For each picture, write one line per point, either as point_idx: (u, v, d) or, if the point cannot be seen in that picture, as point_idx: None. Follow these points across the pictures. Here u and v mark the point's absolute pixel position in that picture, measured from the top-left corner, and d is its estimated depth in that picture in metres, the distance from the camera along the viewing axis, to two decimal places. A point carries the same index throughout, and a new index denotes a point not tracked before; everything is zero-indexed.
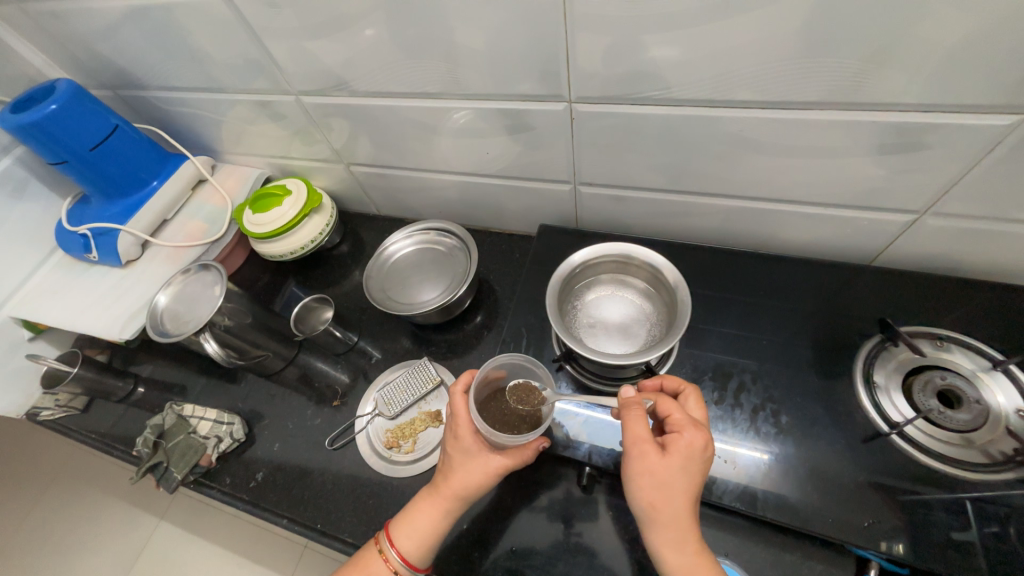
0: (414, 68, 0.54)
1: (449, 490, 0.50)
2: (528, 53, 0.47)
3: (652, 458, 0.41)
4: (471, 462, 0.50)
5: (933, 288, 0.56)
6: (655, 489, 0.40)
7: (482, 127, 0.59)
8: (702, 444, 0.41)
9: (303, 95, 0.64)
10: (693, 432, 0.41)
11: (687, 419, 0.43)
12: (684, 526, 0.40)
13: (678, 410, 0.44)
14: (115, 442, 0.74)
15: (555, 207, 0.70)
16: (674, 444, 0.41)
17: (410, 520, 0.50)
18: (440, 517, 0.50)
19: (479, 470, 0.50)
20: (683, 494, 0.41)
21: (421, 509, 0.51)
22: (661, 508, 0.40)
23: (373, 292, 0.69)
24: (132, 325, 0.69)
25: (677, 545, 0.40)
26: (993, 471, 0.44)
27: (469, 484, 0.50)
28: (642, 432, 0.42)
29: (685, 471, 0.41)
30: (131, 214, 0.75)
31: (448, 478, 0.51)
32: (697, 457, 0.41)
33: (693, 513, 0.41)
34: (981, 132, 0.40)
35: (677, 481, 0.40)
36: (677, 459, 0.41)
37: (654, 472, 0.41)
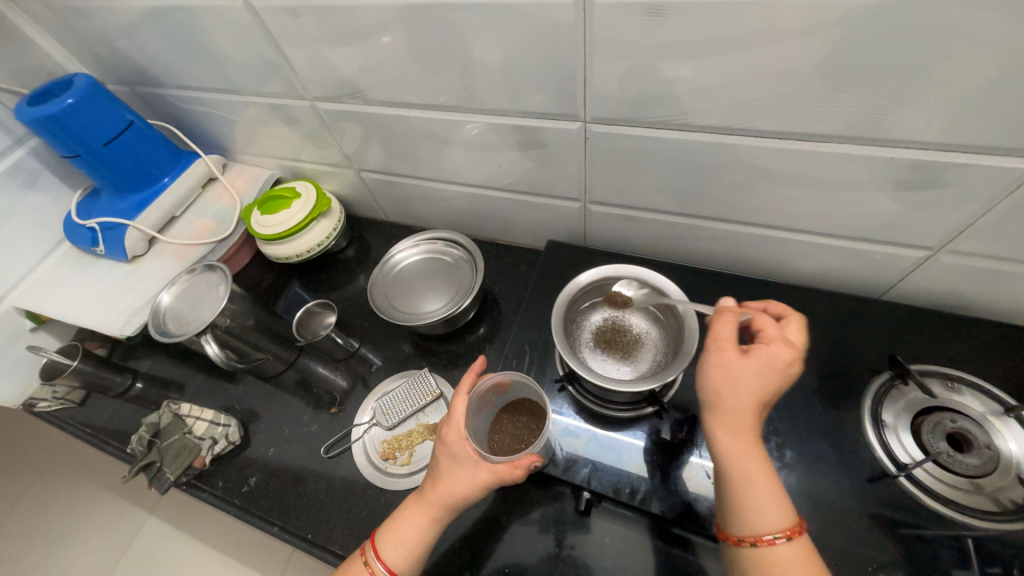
0: (429, 80, 0.54)
1: (436, 499, 0.48)
2: (543, 72, 0.47)
3: (730, 354, 0.39)
4: (458, 470, 0.48)
5: (944, 325, 0.55)
6: (726, 382, 0.39)
7: (494, 141, 0.59)
8: (787, 358, 0.39)
9: (318, 101, 0.65)
10: (781, 347, 0.39)
11: (779, 335, 0.41)
12: (745, 420, 0.39)
13: (772, 326, 0.42)
14: (110, 438, 0.74)
15: (563, 223, 0.70)
16: (758, 349, 0.39)
17: (396, 530, 0.48)
18: (426, 526, 0.48)
19: (467, 480, 0.47)
20: (753, 394, 0.38)
21: (409, 516, 0.48)
22: (727, 399, 0.39)
23: (376, 300, 0.69)
24: (134, 322, 0.69)
25: (734, 433, 0.39)
26: (1004, 520, 0.43)
27: (454, 494, 0.47)
28: (728, 334, 0.41)
29: (761, 377, 0.39)
30: (140, 210, 0.75)
31: (435, 485, 0.48)
32: (778, 369, 0.39)
33: (758, 415, 0.39)
34: (1000, 174, 0.40)
35: (751, 385, 0.38)
36: (756, 363, 0.39)
37: (727, 367, 0.39)
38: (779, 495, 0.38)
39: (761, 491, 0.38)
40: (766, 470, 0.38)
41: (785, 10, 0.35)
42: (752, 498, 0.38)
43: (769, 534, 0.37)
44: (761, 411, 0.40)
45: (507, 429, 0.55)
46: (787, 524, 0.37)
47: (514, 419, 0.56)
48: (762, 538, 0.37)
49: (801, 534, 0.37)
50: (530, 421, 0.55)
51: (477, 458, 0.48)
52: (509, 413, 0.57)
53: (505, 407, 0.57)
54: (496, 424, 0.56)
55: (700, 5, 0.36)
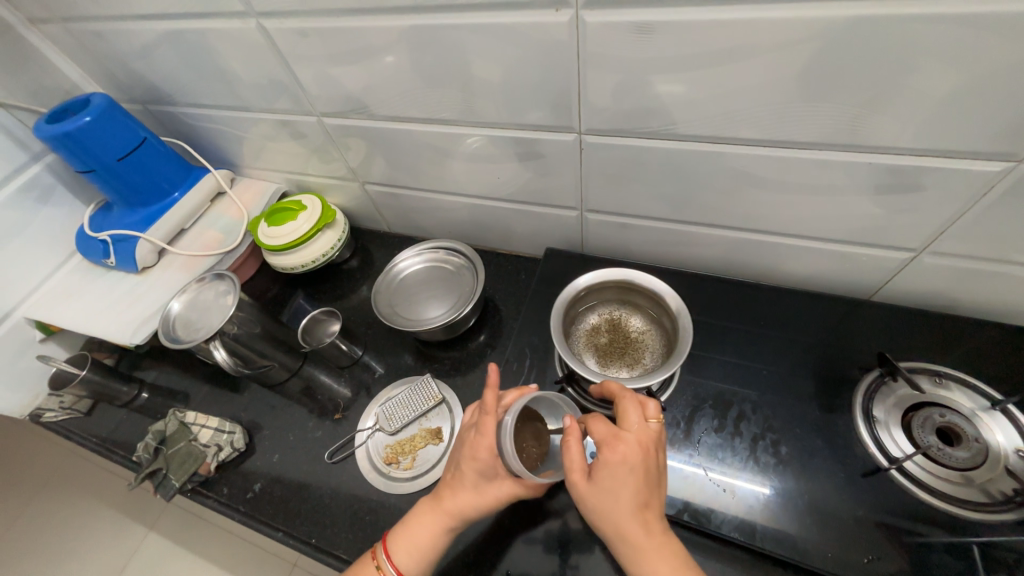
0: (431, 95, 0.57)
1: (455, 508, 0.49)
2: (540, 86, 0.50)
3: (580, 484, 0.42)
4: (483, 485, 0.49)
5: (932, 325, 0.57)
6: (598, 512, 0.42)
7: (494, 153, 0.62)
8: (610, 460, 0.42)
9: (324, 117, 0.67)
10: (609, 452, 0.42)
11: (607, 436, 0.43)
12: (639, 542, 0.41)
13: (601, 428, 0.44)
14: (116, 447, 0.75)
15: (561, 232, 0.72)
16: (599, 466, 0.42)
17: (410, 533, 0.49)
18: (440, 533, 0.49)
19: (491, 495, 0.48)
20: (626, 512, 0.41)
21: (422, 522, 0.50)
22: (610, 528, 0.42)
23: (380, 306, 0.71)
24: (143, 331, 0.70)
25: (635, 561, 0.41)
26: (994, 511, 0.44)
27: (473, 506, 0.48)
28: (574, 461, 0.44)
29: (616, 490, 0.41)
30: (151, 222, 0.77)
31: (455, 496, 0.49)
32: (624, 470, 0.41)
33: (643, 521, 0.41)
34: (974, 176, 0.42)
35: (622, 506, 0.41)
36: (600, 482, 0.42)
37: (588, 498, 0.42)
38: None
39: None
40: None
41: (764, 28, 0.37)
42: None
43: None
44: (647, 510, 0.42)
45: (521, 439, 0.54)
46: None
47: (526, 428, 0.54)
48: None
49: None
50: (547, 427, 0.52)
51: (503, 475, 0.49)
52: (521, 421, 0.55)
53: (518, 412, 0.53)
54: None
55: (685, 24, 0.39)
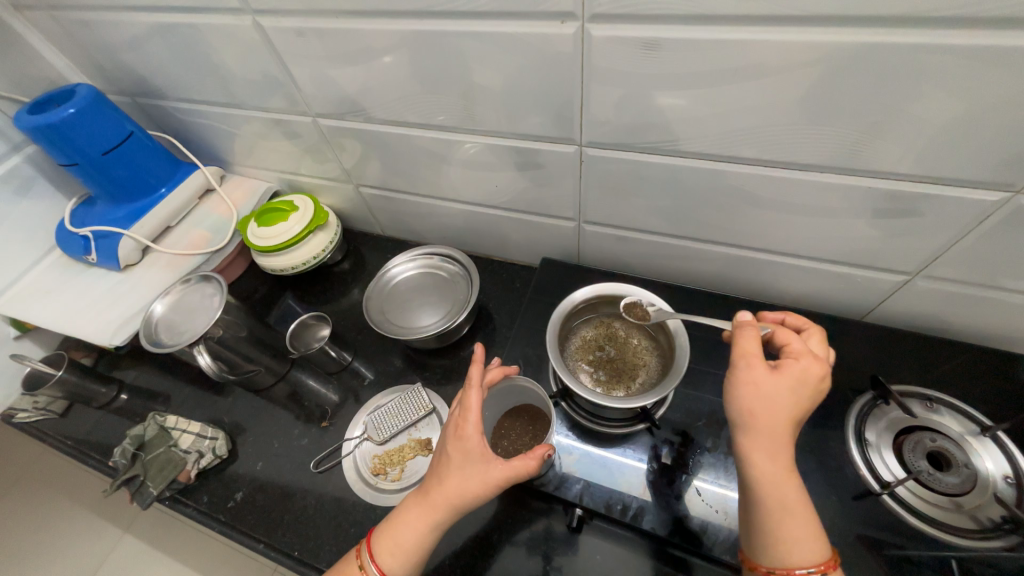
0: (430, 100, 0.56)
1: (442, 499, 0.45)
2: (541, 98, 0.49)
3: (761, 371, 0.39)
4: (469, 470, 0.45)
5: (923, 347, 0.57)
6: (761, 402, 0.38)
7: (492, 161, 0.61)
8: (818, 373, 0.39)
9: (320, 118, 0.66)
10: (810, 362, 0.40)
11: (807, 351, 0.41)
12: (781, 441, 0.38)
13: (797, 341, 0.42)
14: (91, 450, 0.72)
15: (558, 242, 0.71)
16: (788, 365, 0.39)
17: (395, 533, 0.46)
18: (428, 531, 0.45)
19: (479, 479, 0.44)
20: (788, 414, 0.38)
21: (408, 520, 0.46)
22: (763, 418, 0.38)
23: (372, 314, 0.69)
24: (124, 332, 0.68)
25: (770, 455, 0.38)
26: (984, 539, 0.44)
27: (463, 493, 0.44)
28: (755, 349, 0.41)
29: (793, 394, 0.39)
30: (136, 219, 0.74)
31: (441, 485, 0.46)
32: (809, 385, 0.39)
33: (791, 433, 0.39)
34: (971, 204, 0.42)
35: (785, 404, 0.38)
36: (787, 379, 0.39)
37: (758, 385, 0.39)
38: (812, 527, 0.37)
39: (793, 514, 0.37)
40: (799, 496, 0.38)
41: (770, 50, 0.37)
42: (785, 524, 0.37)
43: (799, 563, 0.36)
44: (794, 429, 0.39)
45: (516, 439, 0.55)
46: (819, 556, 0.36)
47: (523, 428, 0.56)
48: (790, 567, 0.36)
49: (832, 568, 0.36)
50: (533, 423, 0.56)
51: (489, 457, 0.45)
52: (518, 420, 0.57)
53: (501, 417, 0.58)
54: (501, 427, 0.57)
55: (692, 42, 0.39)
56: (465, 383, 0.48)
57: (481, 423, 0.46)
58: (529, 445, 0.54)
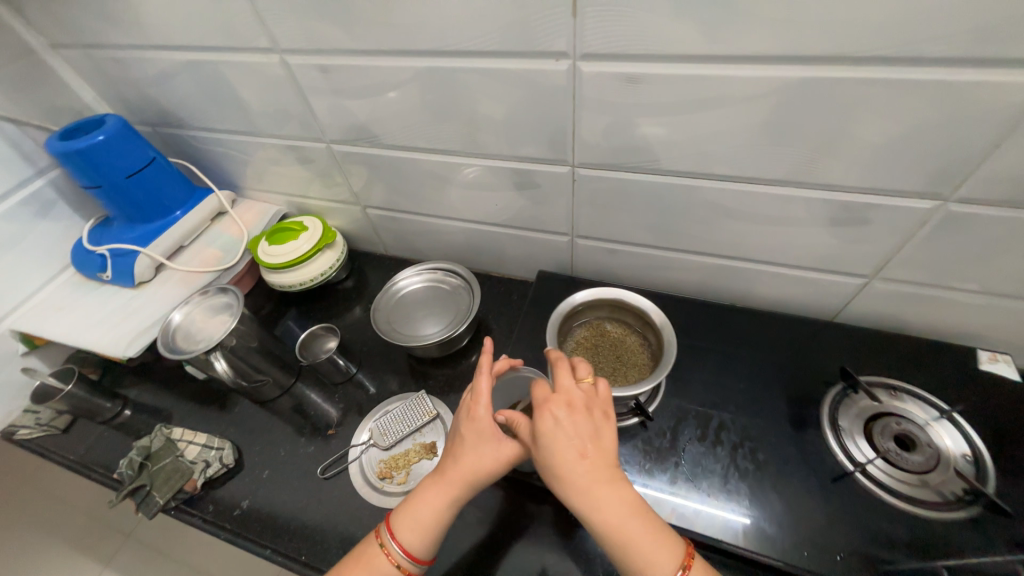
0: (437, 128, 0.62)
1: (458, 477, 0.48)
2: (537, 124, 0.56)
3: (529, 450, 0.47)
4: (483, 446, 0.48)
5: (887, 344, 0.63)
6: (551, 470, 0.44)
7: (493, 182, 0.67)
8: (544, 418, 0.46)
9: (333, 144, 0.72)
10: (540, 411, 0.46)
11: (540, 398, 0.48)
12: (581, 490, 0.43)
13: (537, 391, 0.49)
14: (93, 465, 0.72)
15: (552, 256, 0.77)
16: (534, 428, 0.46)
17: (413, 513, 0.48)
18: (446, 508, 0.48)
19: (493, 455, 0.48)
20: (568, 465, 0.43)
21: (426, 500, 0.48)
22: (558, 483, 0.44)
23: (378, 323, 0.73)
24: (137, 344, 0.70)
25: (582, 509, 0.43)
26: (948, 509, 0.48)
27: (479, 469, 0.48)
28: (523, 429, 0.48)
29: (544, 450, 0.45)
30: (151, 238, 0.78)
31: (457, 464, 0.48)
32: (547, 430, 0.45)
33: (592, 478, 0.43)
34: (909, 211, 0.49)
35: (557, 460, 0.44)
36: (540, 440, 0.45)
37: (536, 459, 0.46)
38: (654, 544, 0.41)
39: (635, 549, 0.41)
40: (630, 524, 0.42)
41: (730, 83, 0.44)
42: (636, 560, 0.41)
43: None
44: (595, 468, 0.43)
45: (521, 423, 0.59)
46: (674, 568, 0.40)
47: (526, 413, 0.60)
48: None
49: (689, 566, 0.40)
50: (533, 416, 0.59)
51: (499, 434, 0.49)
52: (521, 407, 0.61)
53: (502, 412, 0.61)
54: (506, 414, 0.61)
55: (665, 76, 0.46)
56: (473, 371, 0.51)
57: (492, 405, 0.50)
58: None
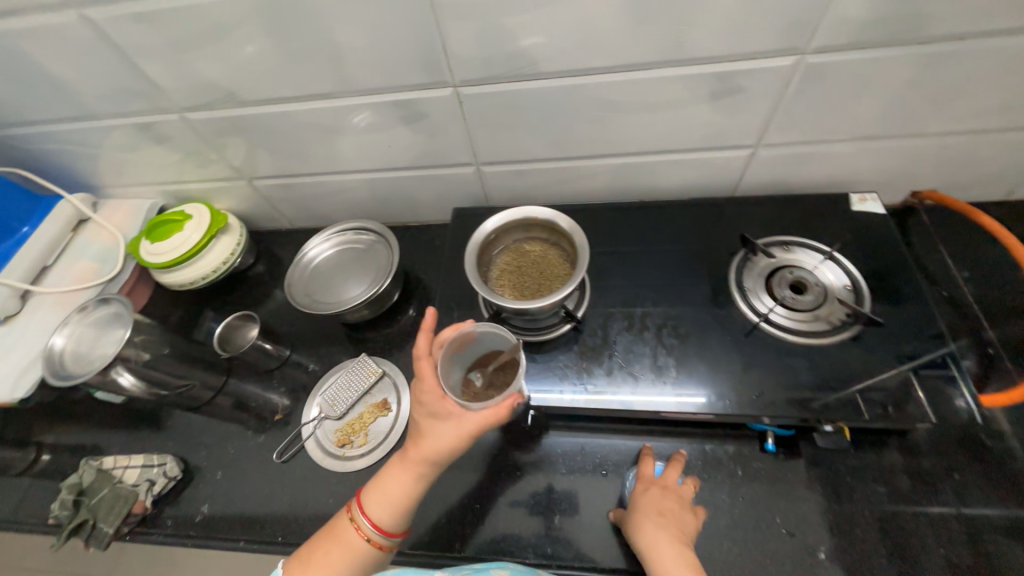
0: (298, 70, 0.56)
1: (419, 456, 0.49)
2: (405, 45, 0.51)
3: (638, 482, 0.53)
4: (440, 425, 0.49)
5: (779, 206, 0.68)
6: (639, 497, 0.51)
7: (378, 122, 0.62)
8: (650, 481, 0.52)
9: (188, 113, 0.63)
10: (649, 481, 0.52)
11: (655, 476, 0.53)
12: (648, 517, 0.48)
13: (674, 471, 0.53)
14: (23, 519, 0.66)
15: (464, 190, 0.74)
16: (645, 475, 0.53)
17: (381, 491, 0.49)
18: (413, 483, 0.49)
19: (452, 434, 0.48)
20: (650, 503, 0.49)
21: (394, 476, 0.50)
22: (637, 504, 0.50)
23: (297, 299, 0.69)
24: (26, 383, 0.62)
25: (642, 533, 0.47)
26: (837, 334, 0.56)
27: (438, 448, 0.48)
28: (648, 469, 0.54)
29: (645, 489, 0.51)
30: (2, 264, 0.68)
31: (417, 445, 0.49)
32: (652, 487, 0.51)
33: (664, 515, 0.48)
34: (775, 71, 0.51)
35: (648, 497, 0.50)
36: (643, 484, 0.52)
37: (635, 487, 0.52)
38: None
39: None
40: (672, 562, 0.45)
41: None
42: None
43: None
44: (673, 518, 0.49)
45: (489, 377, 0.55)
46: None
47: (495, 366, 0.56)
48: None
49: None
50: (502, 371, 0.55)
51: (460, 412, 0.49)
52: (491, 361, 0.57)
53: (471, 365, 0.57)
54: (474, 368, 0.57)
55: None
56: (414, 357, 0.51)
57: (440, 385, 0.50)
58: (499, 392, 0.53)
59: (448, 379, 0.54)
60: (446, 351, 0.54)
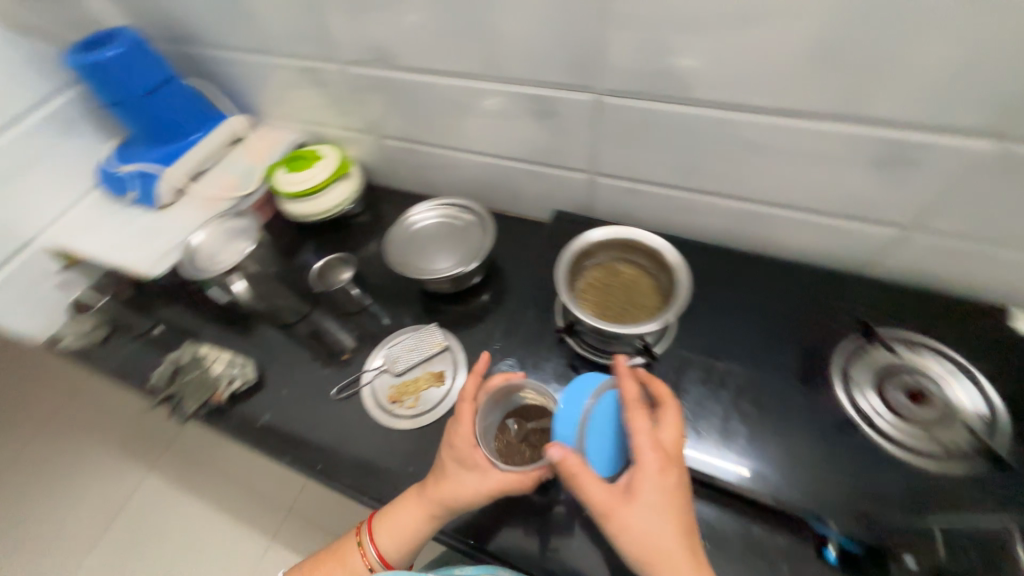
0: (456, 47, 0.58)
1: (437, 497, 0.51)
2: (563, 43, 0.52)
3: (654, 456, 0.43)
4: (463, 474, 0.50)
5: (915, 301, 0.60)
6: (645, 482, 0.42)
7: (511, 111, 0.63)
8: (667, 459, 0.43)
9: (349, 65, 0.69)
10: (666, 450, 0.44)
11: (674, 445, 0.45)
12: (661, 508, 0.41)
13: (671, 433, 0.46)
14: (128, 375, 0.77)
15: (570, 195, 0.74)
16: (669, 443, 0.44)
17: (392, 521, 0.53)
18: (422, 522, 0.51)
19: (472, 487, 0.50)
20: (662, 492, 0.42)
21: (407, 510, 0.52)
22: (643, 485, 0.42)
23: (391, 256, 0.73)
24: (163, 263, 0.73)
25: (658, 522, 0.41)
26: (951, 463, 0.49)
27: (456, 497, 0.50)
28: (667, 440, 0.45)
29: (660, 472, 0.42)
30: (172, 160, 0.79)
31: (436, 485, 0.51)
32: (670, 470, 0.43)
33: (678, 504, 0.42)
34: (963, 152, 0.45)
35: (656, 485, 0.42)
36: (655, 460, 0.43)
37: (656, 460, 0.42)
38: None
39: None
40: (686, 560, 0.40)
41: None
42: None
43: None
44: (680, 505, 0.42)
45: (522, 435, 0.56)
46: None
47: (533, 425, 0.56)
48: None
49: None
50: (539, 432, 0.56)
51: (486, 466, 0.50)
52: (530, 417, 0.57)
53: (510, 413, 0.58)
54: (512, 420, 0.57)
55: None
56: (458, 399, 0.54)
57: (473, 433, 0.52)
58: (533, 451, 0.54)
59: (483, 429, 0.55)
60: (489, 398, 0.56)
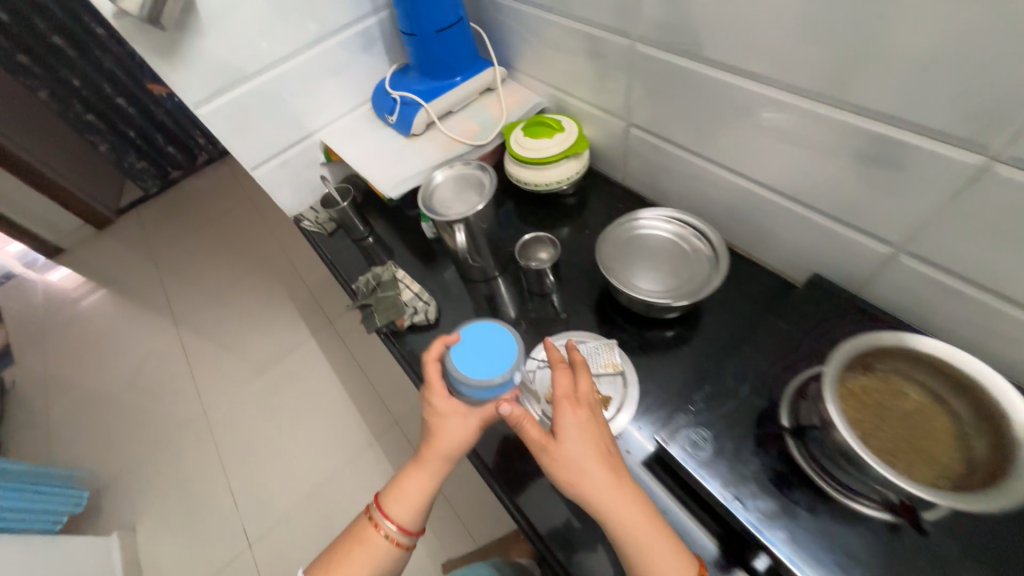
0: (799, 51, 0.47)
1: (437, 456, 0.53)
2: (984, 77, 0.37)
3: (572, 408, 0.49)
4: (450, 427, 0.53)
5: None
6: (584, 436, 0.47)
7: (828, 143, 0.50)
8: (584, 410, 0.49)
9: (640, 43, 0.62)
10: (583, 406, 0.50)
11: (584, 395, 0.51)
12: (595, 459, 0.46)
13: (584, 384, 0.51)
14: (339, 271, 0.89)
15: (842, 261, 0.58)
16: (583, 397, 0.50)
17: (401, 493, 0.53)
18: (430, 481, 0.53)
19: (461, 432, 0.54)
20: (593, 444, 0.47)
21: (410, 480, 0.53)
22: (592, 444, 0.47)
23: (601, 251, 0.68)
24: (401, 189, 0.79)
25: (597, 465, 0.46)
26: None
27: (453, 446, 0.53)
28: (564, 387, 0.51)
29: (583, 425, 0.48)
30: (433, 96, 0.84)
31: (430, 446, 0.53)
32: (588, 422, 0.49)
33: (608, 456, 0.47)
34: None
35: (588, 436, 0.47)
36: (585, 411, 0.49)
37: (574, 415, 0.49)
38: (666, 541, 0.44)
39: (632, 520, 0.44)
40: (637, 506, 0.45)
41: None
42: (626, 525, 0.44)
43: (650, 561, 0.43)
44: (611, 459, 0.48)
45: None
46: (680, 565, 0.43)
47: None
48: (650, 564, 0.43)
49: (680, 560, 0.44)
50: None
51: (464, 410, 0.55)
52: None
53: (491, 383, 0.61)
54: None
55: None
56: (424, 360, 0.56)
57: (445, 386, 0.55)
58: None
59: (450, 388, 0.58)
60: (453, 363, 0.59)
